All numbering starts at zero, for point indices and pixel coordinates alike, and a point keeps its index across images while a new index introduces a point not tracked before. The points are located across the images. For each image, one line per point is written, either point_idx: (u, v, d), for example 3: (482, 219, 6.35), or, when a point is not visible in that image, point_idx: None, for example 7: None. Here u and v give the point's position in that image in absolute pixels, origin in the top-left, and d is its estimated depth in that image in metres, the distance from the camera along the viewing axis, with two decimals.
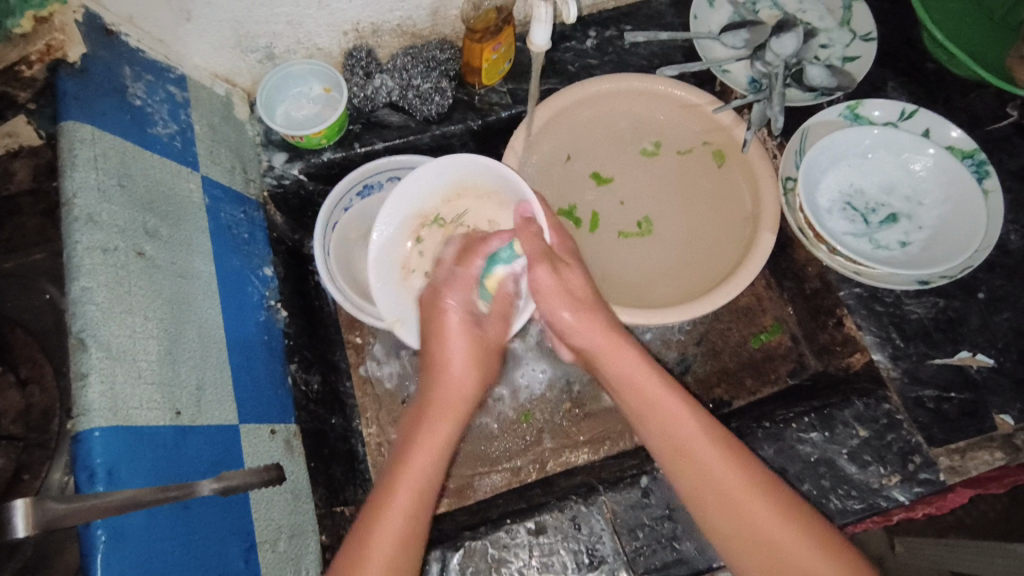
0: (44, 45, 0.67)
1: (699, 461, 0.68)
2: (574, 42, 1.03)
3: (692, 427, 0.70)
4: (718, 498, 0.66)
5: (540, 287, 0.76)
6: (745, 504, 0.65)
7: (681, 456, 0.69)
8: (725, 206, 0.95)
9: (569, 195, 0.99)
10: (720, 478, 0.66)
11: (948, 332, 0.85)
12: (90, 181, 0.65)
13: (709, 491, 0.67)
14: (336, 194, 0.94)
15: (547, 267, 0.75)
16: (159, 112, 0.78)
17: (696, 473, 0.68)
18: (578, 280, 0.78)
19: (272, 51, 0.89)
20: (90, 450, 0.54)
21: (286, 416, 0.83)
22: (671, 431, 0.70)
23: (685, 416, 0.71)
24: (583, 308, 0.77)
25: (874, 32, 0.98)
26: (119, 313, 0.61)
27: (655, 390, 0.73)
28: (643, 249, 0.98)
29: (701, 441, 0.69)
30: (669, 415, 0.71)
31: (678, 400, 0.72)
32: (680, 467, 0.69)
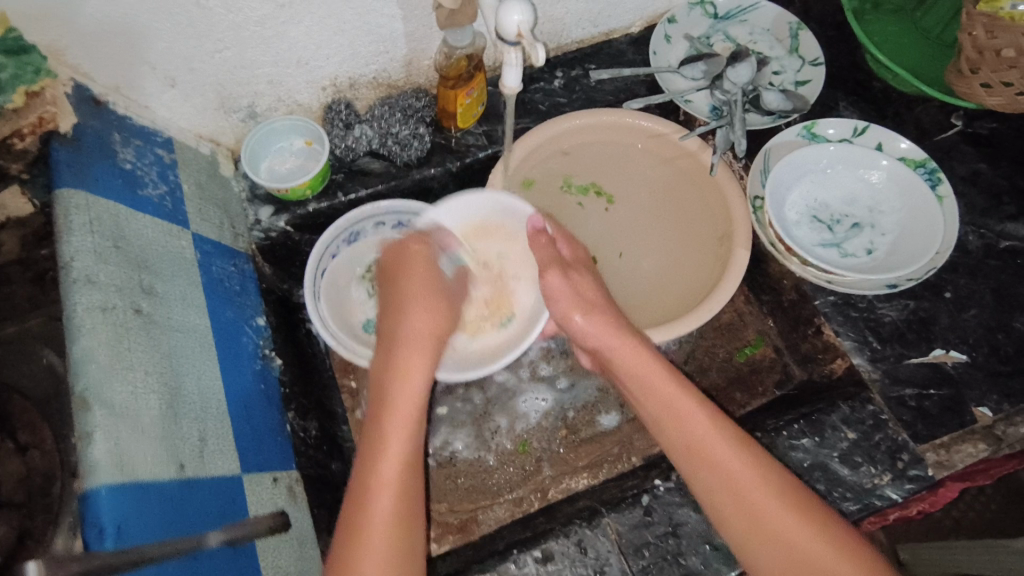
0: (37, 118, 0.70)
1: (714, 454, 0.70)
2: (543, 83, 1.09)
3: (701, 421, 0.72)
4: (733, 496, 0.68)
5: (554, 292, 0.82)
6: (757, 499, 0.67)
7: (693, 448, 0.71)
8: (647, 193, 1.04)
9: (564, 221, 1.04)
10: (736, 471, 0.68)
11: (921, 332, 0.89)
12: (86, 244, 0.66)
13: (712, 473, 0.69)
14: (323, 241, 0.96)
15: (558, 271, 0.82)
16: (148, 173, 0.80)
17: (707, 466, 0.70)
18: (589, 285, 0.83)
19: (254, 110, 0.93)
20: (97, 507, 0.55)
21: (287, 463, 0.84)
22: (679, 422, 0.73)
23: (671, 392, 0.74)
24: (596, 308, 0.81)
25: (821, 58, 1.05)
26: (120, 370, 0.62)
27: (661, 384, 0.75)
28: (628, 260, 1.01)
29: (708, 434, 0.71)
30: (671, 402, 0.74)
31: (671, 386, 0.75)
32: (688, 458, 0.71)
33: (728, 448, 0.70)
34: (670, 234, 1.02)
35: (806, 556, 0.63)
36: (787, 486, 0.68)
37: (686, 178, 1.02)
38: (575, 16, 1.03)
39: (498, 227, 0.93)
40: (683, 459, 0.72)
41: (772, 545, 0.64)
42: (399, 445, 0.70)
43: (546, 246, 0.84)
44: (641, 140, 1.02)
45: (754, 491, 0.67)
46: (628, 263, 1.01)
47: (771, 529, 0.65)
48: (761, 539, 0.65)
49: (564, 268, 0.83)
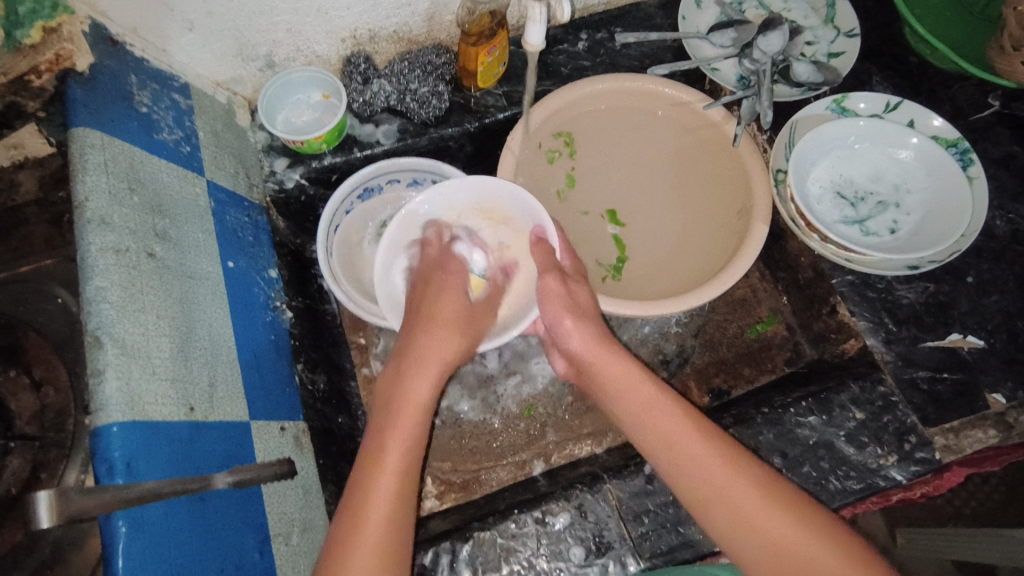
0: (54, 55, 0.69)
1: (685, 454, 0.68)
2: (566, 45, 1.06)
3: (680, 424, 0.70)
4: (713, 494, 0.65)
5: (549, 294, 0.78)
6: (735, 489, 0.65)
7: (675, 449, 0.69)
8: (663, 176, 1.02)
9: (583, 189, 1.02)
10: (716, 470, 0.66)
11: (939, 316, 0.87)
12: (101, 184, 0.66)
13: (698, 479, 0.66)
14: (336, 197, 0.96)
15: (558, 277, 0.79)
16: (164, 118, 0.79)
17: (683, 466, 0.68)
18: (583, 292, 0.81)
19: (272, 60, 0.92)
20: (108, 443, 0.56)
21: (294, 414, 0.84)
22: (654, 422, 0.72)
23: (647, 390, 0.74)
24: (586, 319, 0.79)
25: (858, 28, 1.01)
26: (133, 312, 0.63)
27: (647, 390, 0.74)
28: (651, 245, 0.99)
29: (687, 435, 0.69)
30: (652, 404, 0.73)
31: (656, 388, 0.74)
32: (665, 459, 0.69)
33: (700, 442, 0.68)
34: (687, 210, 1.00)
35: (784, 549, 0.61)
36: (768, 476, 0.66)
37: (701, 148, 1.00)
38: None
39: (510, 217, 0.86)
40: (661, 463, 0.70)
41: (758, 541, 0.62)
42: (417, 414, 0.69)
43: (546, 253, 0.81)
44: (663, 108, 1.00)
45: (737, 486, 0.65)
46: (653, 254, 0.99)
47: (753, 522, 0.63)
48: (744, 534, 0.63)
49: (564, 276, 0.80)
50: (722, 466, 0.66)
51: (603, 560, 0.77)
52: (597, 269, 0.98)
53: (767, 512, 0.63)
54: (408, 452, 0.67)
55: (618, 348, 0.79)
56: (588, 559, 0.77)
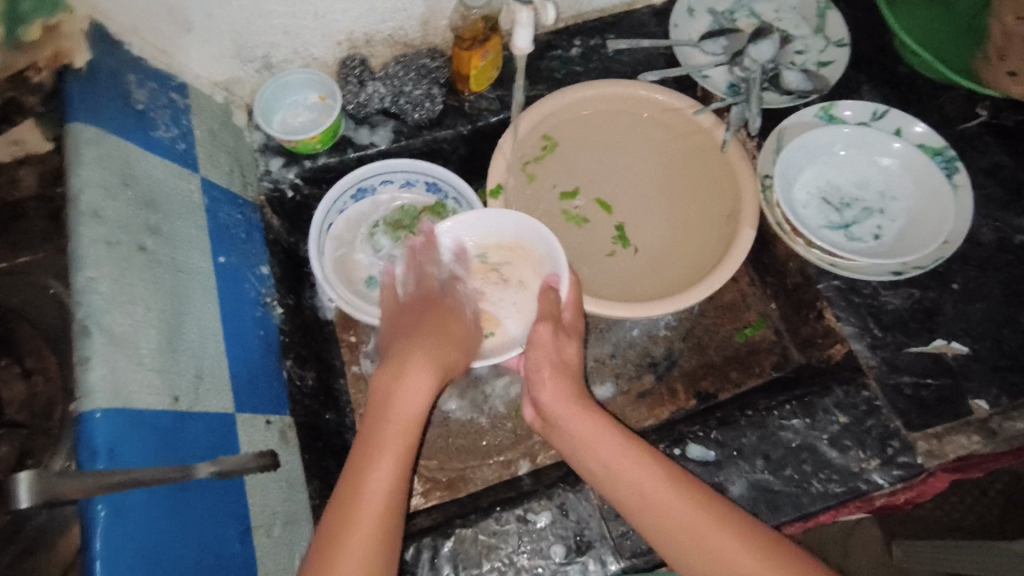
0: (52, 52, 0.71)
1: (668, 512, 0.67)
2: (560, 50, 1.07)
3: (653, 475, 0.70)
4: (688, 537, 0.65)
5: (535, 339, 0.81)
6: (714, 533, 0.64)
7: (648, 501, 0.68)
8: (644, 166, 1.04)
9: (575, 181, 1.03)
10: (688, 518, 0.66)
11: (924, 322, 0.88)
12: (95, 178, 0.68)
13: (676, 528, 0.66)
14: (329, 198, 0.98)
15: (550, 326, 0.81)
16: (160, 116, 0.81)
17: (660, 518, 0.67)
18: (569, 345, 0.83)
19: (269, 61, 0.94)
20: (91, 430, 0.57)
21: (281, 408, 0.85)
22: (633, 482, 0.70)
23: (613, 442, 0.74)
24: (563, 373, 0.82)
25: (848, 38, 1.02)
26: (121, 303, 0.64)
27: (618, 447, 0.73)
28: (652, 236, 1.00)
29: (660, 485, 0.69)
30: (623, 459, 0.72)
31: (626, 446, 0.73)
32: (646, 519, 0.68)
33: (668, 490, 0.68)
34: (678, 200, 1.01)
35: None
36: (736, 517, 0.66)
37: (670, 135, 1.02)
38: None
39: (531, 252, 0.90)
40: (641, 521, 0.69)
41: None
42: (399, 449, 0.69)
43: (549, 301, 0.83)
44: (654, 114, 1.02)
45: (710, 529, 0.65)
46: (662, 244, 1.00)
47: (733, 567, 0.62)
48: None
49: (557, 325, 0.83)
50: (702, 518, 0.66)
51: (583, 558, 0.78)
52: (612, 264, 0.99)
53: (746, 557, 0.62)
54: (389, 495, 0.66)
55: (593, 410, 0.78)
56: (568, 557, 0.77)
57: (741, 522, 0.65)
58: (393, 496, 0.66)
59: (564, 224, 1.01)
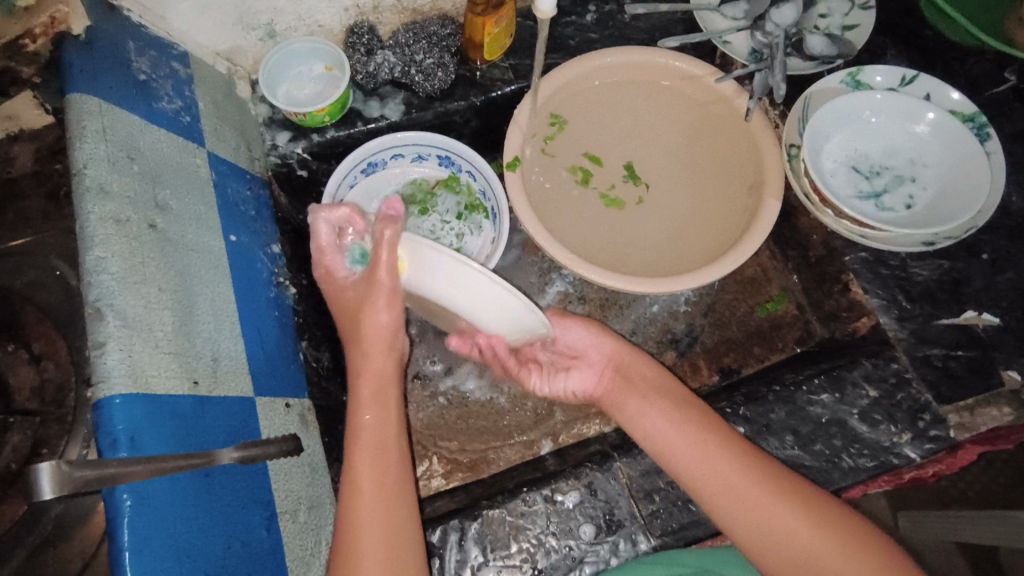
0: (48, 17, 0.66)
1: (735, 489, 0.68)
2: (574, 16, 1.03)
3: (726, 466, 0.69)
4: (745, 509, 0.67)
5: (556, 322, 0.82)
6: (776, 513, 0.65)
7: (698, 484, 0.70)
8: (658, 133, 1.00)
9: (585, 148, 1.00)
10: (765, 505, 0.66)
11: (953, 293, 0.86)
12: (100, 152, 0.64)
13: (736, 508, 0.67)
14: (340, 172, 0.95)
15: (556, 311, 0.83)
16: (163, 87, 0.77)
17: (727, 500, 0.68)
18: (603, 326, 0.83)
19: (273, 29, 0.90)
20: (111, 416, 0.54)
21: (299, 392, 0.82)
22: (681, 459, 0.71)
23: (653, 420, 0.75)
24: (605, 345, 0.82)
25: (873, 1, 0.99)
26: (134, 283, 0.61)
27: (661, 425, 0.74)
28: (672, 207, 0.98)
29: (718, 462, 0.70)
30: (671, 441, 0.73)
31: (671, 420, 0.74)
32: (712, 497, 0.69)
33: (726, 461, 0.69)
34: (696, 170, 0.99)
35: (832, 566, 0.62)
36: (795, 483, 0.68)
37: (690, 104, 0.99)
38: None
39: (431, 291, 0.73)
40: (708, 498, 0.69)
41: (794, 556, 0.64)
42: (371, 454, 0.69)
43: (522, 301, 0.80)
44: (672, 82, 0.99)
45: (773, 505, 0.66)
46: (686, 216, 0.97)
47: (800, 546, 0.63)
48: (792, 556, 0.64)
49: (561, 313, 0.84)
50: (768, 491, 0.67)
51: (613, 538, 0.76)
52: (641, 237, 0.96)
53: (810, 528, 0.64)
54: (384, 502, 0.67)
55: (652, 372, 0.79)
56: (598, 537, 0.76)
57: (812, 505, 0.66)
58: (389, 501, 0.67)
59: (585, 199, 0.98)
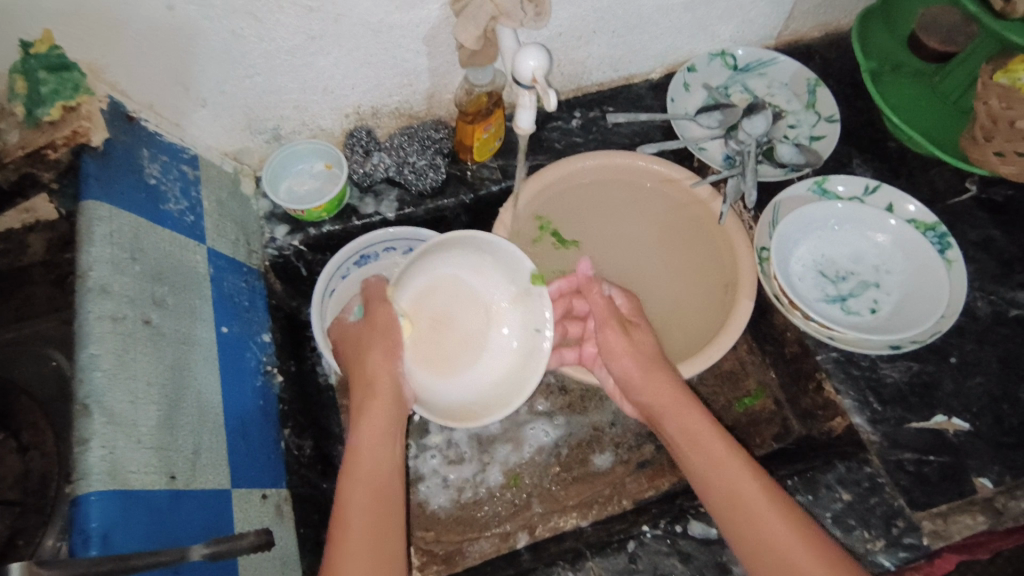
0: (70, 131, 0.73)
1: (757, 522, 0.69)
2: (560, 122, 1.11)
3: (750, 484, 0.71)
4: (776, 560, 0.67)
5: (610, 347, 0.82)
6: (799, 554, 0.66)
7: (737, 510, 0.70)
8: (634, 226, 1.06)
9: (545, 252, 1.03)
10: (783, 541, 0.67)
11: (923, 396, 0.88)
12: (105, 254, 0.69)
13: (769, 552, 0.67)
14: (333, 263, 1.00)
15: (614, 329, 0.82)
16: (171, 189, 0.83)
17: (749, 531, 0.69)
18: (647, 341, 0.83)
19: (278, 132, 0.96)
20: (87, 514, 0.56)
21: (278, 482, 0.84)
22: (728, 487, 0.72)
23: (716, 445, 0.75)
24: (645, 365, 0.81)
25: (837, 114, 1.06)
26: (123, 379, 0.64)
27: (719, 451, 0.74)
28: (653, 297, 1.02)
29: (756, 495, 0.70)
30: (723, 460, 0.73)
31: (735, 455, 0.73)
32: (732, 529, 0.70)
33: (753, 479, 0.72)
34: (673, 265, 1.03)
35: None
36: (829, 545, 0.67)
37: (668, 205, 1.04)
38: (597, 61, 1.06)
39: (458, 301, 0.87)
40: (727, 523, 0.71)
41: None
42: (360, 508, 0.68)
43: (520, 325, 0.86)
44: (654, 183, 1.04)
45: (795, 546, 0.66)
46: (664, 305, 1.01)
47: None
48: None
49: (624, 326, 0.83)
50: (792, 531, 0.67)
51: None
52: None
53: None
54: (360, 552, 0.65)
55: (695, 405, 0.78)
56: None
57: (822, 543, 0.67)
58: (367, 551, 0.65)
59: None
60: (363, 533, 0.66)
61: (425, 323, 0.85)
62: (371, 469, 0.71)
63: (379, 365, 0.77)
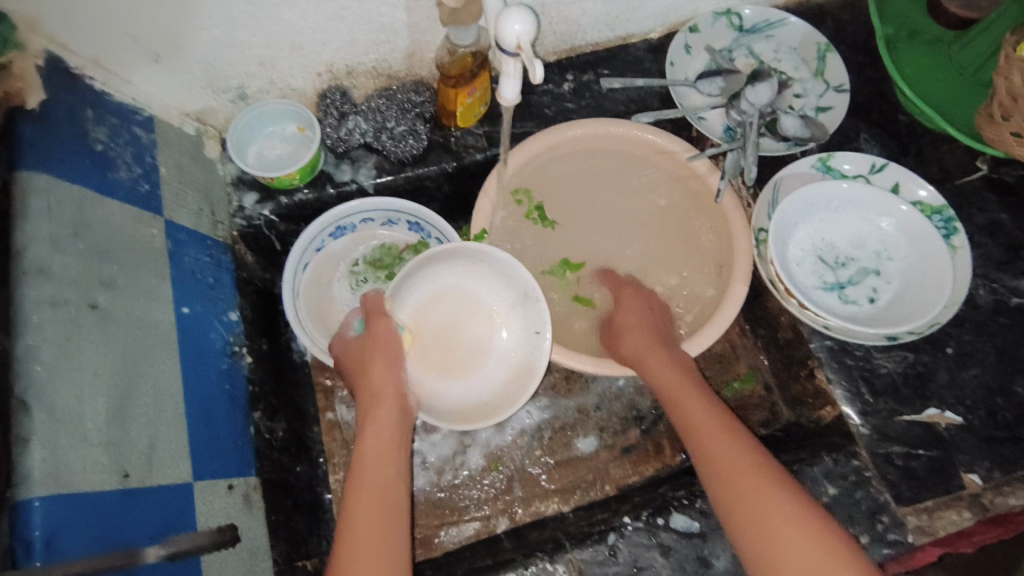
0: (1, 91, 0.66)
1: (735, 477, 0.70)
2: (551, 85, 1.03)
3: (738, 450, 0.72)
4: (750, 513, 0.67)
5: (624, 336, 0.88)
6: (771, 505, 0.66)
7: (726, 473, 0.71)
8: (629, 199, 1.00)
9: (528, 230, 0.99)
10: (764, 498, 0.67)
11: (917, 388, 0.85)
12: (43, 232, 0.62)
13: (746, 510, 0.67)
14: (306, 235, 0.94)
15: (633, 310, 0.89)
16: (122, 155, 0.76)
17: (734, 491, 0.69)
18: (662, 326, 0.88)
19: (244, 92, 0.89)
20: (28, 520, 0.52)
21: (246, 468, 0.80)
22: (720, 455, 0.72)
23: (704, 416, 0.77)
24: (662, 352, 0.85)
25: (847, 84, 0.99)
26: (66, 372, 0.59)
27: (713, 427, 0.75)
28: (648, 276, 0.99)
29: (738, 460, 0.71)
30: (712, 432, 0.75)
31: (730, 428, 0.75)
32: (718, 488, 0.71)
33: (747, 450, 0.72)
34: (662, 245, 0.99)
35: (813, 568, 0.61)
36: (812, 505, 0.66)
37: (664, 178, 0.98)
38: (592, 19, 0.98)
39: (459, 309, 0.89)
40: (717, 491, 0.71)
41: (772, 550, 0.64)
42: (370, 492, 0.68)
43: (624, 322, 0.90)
44: (650, 156, 0.97)
45: (768, 501, 0.67)
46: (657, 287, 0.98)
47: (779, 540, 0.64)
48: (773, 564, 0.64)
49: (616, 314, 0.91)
50: (773, 491, 0.67)
51: None
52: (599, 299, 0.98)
53: (796, 529, 0.64)
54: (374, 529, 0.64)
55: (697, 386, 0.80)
56: None
57: (792, 488, 0.68)
58: (378, 530, 0.64)
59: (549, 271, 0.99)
60: (375, 511, 0.66)
61: (428, 337, 0.88)
62: (379, 461, 0.71)
63: (383, 372, 0.79)
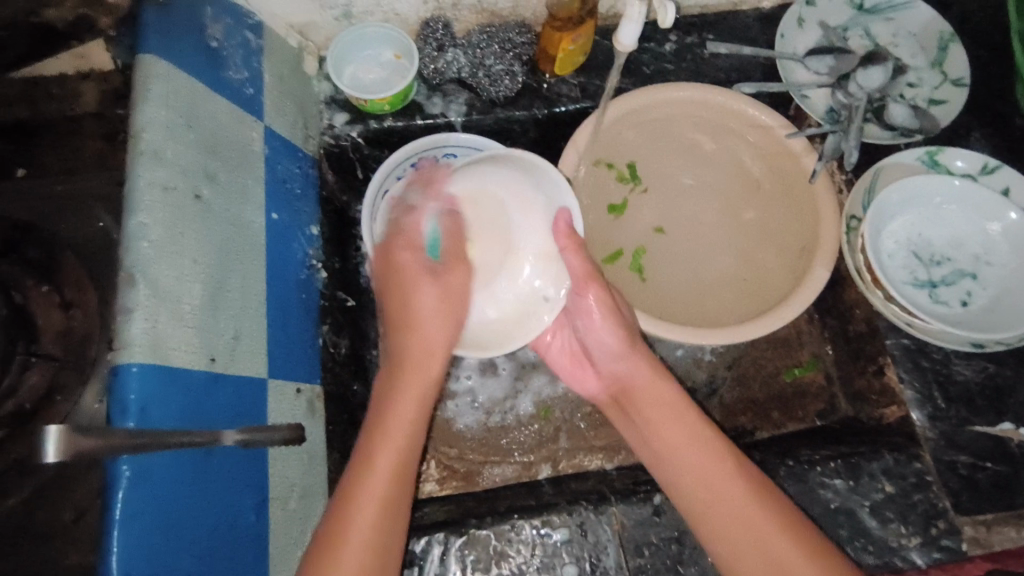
0: None
1: (727, 505, 0.69)
2: (653, 43, 1.01)
3: (735, 486, 0.69)
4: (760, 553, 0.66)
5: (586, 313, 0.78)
6: (776, 544, 0.66)
7: (717, 503, 0.69)
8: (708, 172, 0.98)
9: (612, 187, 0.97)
10: (767, 535, 0.66)
11: (993, 400, 0.82)
12: (160, 117, 0.64)
13: (748, 546, 0.67)
14: (390, 162, 0.92)
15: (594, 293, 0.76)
16: (233, 56, 0.77)
17: (722, 523, 0.68)
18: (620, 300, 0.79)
19: (349, 10, 0.89)
20: (125, 384, 0.55)
21: (312, 377, 0.83)
22: (711, 486, 0.70)
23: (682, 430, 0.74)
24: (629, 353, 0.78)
25: (967, 77, 0.94)
26: (170, 253, 0.61)
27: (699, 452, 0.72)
28: (716, 250, 0.97)
29: (733, 488, 0.69)
30: (701, 459, 0.71)
31: (715, 450, 0.72)
32: (706, 522, 0.69)
33: (740, 480, 0.70)
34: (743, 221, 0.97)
35: None
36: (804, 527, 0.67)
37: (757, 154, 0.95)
38: None
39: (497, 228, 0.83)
40: (700, 518, 0.70)
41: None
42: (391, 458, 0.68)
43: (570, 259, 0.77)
44: (745, 129, 0.93)
45: (774, 539, 0.66)
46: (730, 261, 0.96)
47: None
48: None
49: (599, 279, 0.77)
50: (772, 524, 0.66)
51: None
52: (668, 266, 0.97)
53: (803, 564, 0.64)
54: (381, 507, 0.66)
55: (671, 383, 0.77)
56: None
57: (796, 530, 0.66)
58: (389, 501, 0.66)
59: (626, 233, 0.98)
60: (390, 484, 0.67)
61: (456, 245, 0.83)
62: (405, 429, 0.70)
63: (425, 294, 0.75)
